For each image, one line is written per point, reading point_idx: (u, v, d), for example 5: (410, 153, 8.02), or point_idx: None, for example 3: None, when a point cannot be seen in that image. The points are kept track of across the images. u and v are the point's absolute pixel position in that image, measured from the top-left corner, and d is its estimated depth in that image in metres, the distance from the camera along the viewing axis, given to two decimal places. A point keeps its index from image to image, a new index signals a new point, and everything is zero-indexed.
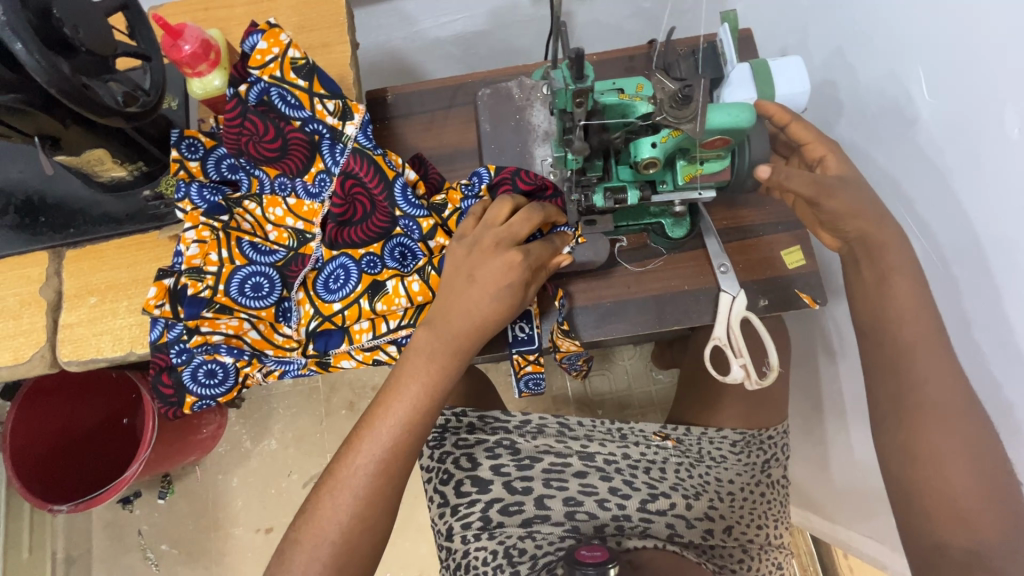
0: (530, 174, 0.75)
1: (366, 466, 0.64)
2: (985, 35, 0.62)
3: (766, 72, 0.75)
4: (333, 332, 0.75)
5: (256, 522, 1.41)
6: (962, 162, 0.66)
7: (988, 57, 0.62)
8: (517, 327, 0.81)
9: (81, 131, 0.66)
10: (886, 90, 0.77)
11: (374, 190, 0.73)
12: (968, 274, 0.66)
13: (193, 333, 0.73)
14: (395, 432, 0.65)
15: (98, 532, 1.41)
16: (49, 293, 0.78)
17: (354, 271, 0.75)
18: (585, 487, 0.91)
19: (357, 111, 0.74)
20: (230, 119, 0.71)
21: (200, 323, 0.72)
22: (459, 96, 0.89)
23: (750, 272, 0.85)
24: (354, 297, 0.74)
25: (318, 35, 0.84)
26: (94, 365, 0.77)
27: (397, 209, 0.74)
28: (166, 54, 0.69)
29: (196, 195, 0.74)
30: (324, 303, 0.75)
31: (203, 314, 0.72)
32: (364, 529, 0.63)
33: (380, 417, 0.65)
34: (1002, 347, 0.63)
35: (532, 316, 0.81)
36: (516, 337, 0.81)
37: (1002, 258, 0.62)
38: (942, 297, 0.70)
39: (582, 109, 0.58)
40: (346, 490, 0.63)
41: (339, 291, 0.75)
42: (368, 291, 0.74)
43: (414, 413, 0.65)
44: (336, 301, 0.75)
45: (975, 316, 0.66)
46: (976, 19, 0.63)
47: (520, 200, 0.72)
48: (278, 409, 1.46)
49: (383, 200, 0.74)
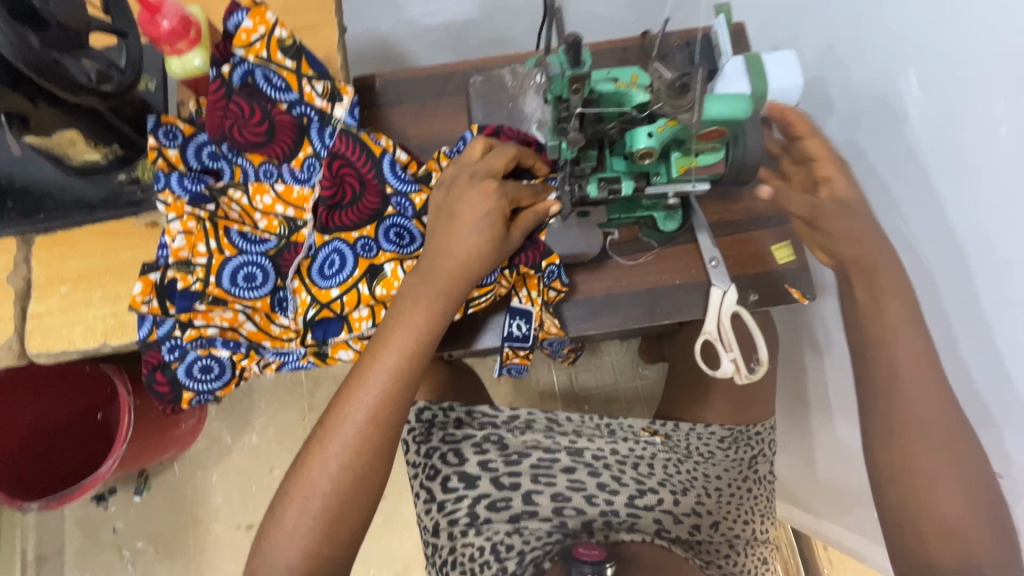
0: (513, 130, 0.77)
1: (346, 452, 0.61)
2: (961, 33, 0.65)
3: (759, 65, 0.72)
4: (331, 321, 0.73)
5: (236, 519, 1.38)
6: (945, 165, 0.69)
7: (982, 54, 0.63)
8: (514, 323, 0.79)
9: (50, 110, 0.63)
10: (874, 89, 0.79)
11: (363, 169, 0.72)
12: (944, 269, 0.71)
13: (186, 327, 0.70)
14: (378, 412, 0.62)
15: (71, 530, 1.36)
16: (18, 282, 0.74)
17: (350, 256, 0.72)
18: (573, 483, 0.90)
19: (345, 93, 0.73)
20: (214, 101, 0.69)
21: (193, 316, 0.70)
22: (450, 83, 0.87)
23: (741, 267, 0.85)
24: (352, 283, 0.72)
25: (305, 17, 0.81)
26: (65, 357, 0.74)
27: (387, 187, 0.73)
28: (143, 30, 0.65)
29: (177, 184, 0.71)
30: (321, 290, 0.72)
31: (196, 307, 0.69)
32: (347, 517, 0.60)
33: (362, 395, 0.62)
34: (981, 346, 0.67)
35: (532, 316, 0.79)
36: (511, 333, 0.79)
37: (979, 252, 0.66)
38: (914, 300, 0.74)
39: (578, 96, 0.57)
40: (324, 476, 0.60)
41: (336, 277, 0.72)
42: (366, 275, 0.72)
43: (399, 386, 0.63)
44: (333, 287, 0.72)
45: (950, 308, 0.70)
46: (950, 19, 0.66)
47: (495, 140, 0.72)
48: (259, 403, 1.43)
49: (372, 179, 0.73)
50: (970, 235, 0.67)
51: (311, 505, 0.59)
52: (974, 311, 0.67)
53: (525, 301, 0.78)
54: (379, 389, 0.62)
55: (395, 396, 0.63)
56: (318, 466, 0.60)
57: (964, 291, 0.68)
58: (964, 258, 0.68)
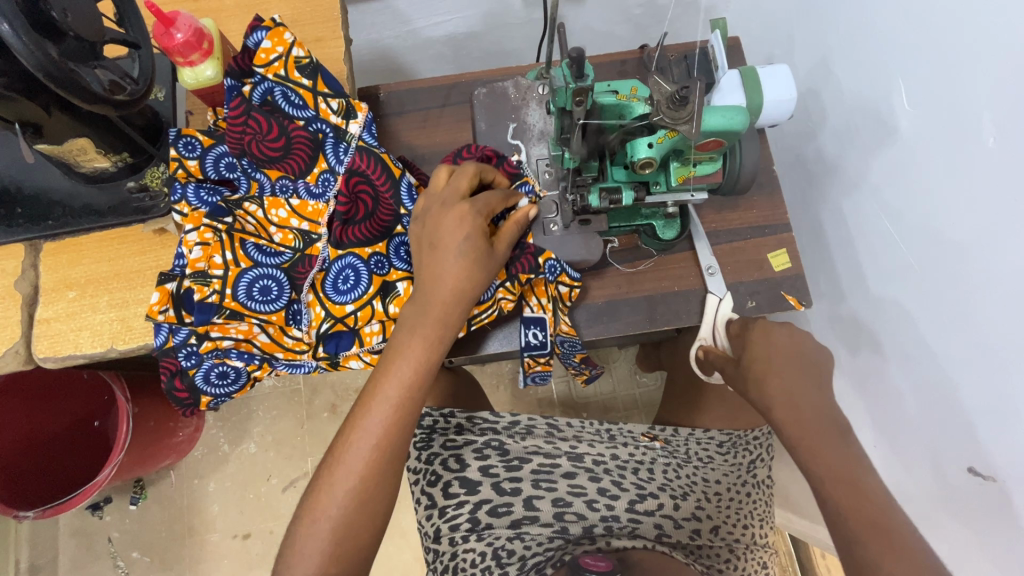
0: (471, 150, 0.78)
1: (363, 456, 0.62)
2: (959, 47, 0.68)
3: (754, 78, 0.75)
4: (344, 334, 0.75)
5: (233, 528, 1.37)
6: (941, 172, 0.71)
7: (957, 67, 0.68)
8: (530, 332, 0.80)
9: (63, 118, 0.64)
10: (867, 104, 0.82)
11: (380, 187, 0.73)
12: (939, 270, 0.73)
13: (204, 338, 0.72)
14: (393, 417, 0.63)
15: (65, 540, 1.35)
16: (25, 287, 0.75)
17: (364, 272, 0.74)
18: (573, 488, 0.91)
19: (360, 110, 0.74)
20: (233, 117, 0.70)
21: (211, 328, 0.71)
22: (453, 95, 0.89)
23: (739, 274, 0.86)
24: (366, 300, 0.74)
25: (311, 29, 0.83)
26: (70, 362, 0.75)
27: (401, 208, 0.73)
28: (157, 41, 0.67)
29: (194, 196, 0.72)
30: (335, 305, 0.74)
31: (213, 320, 0.70)
32: (364, 520, 0.62)
33: (377, 400, 0.63)
34: (972, 344, 0.69)
35: (546, 323, 0.80)
36: (528, 342, 0.80)
37: (958, 253, 0.70)
38: (908, 299, 0.78)
39: (581, 108, 0.59)
40: (341, 479, 0.61)
41: (351, 293, 0.74)
42: (379, 292, 0.74)
43: (412, 391, 0.64)
44: (348, 302, 0.74)
45: (937, 305, 0.74)
46: (948, 34, 0.69)
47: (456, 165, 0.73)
48: (257, 411, 1.42)
49: (388, 198, 0.73)
50: (947, 241, 0.72)
51: (329, 508, 0.60)
52: (969, 306, 0.69)
53: (538, 309, 0.80)
54: (392, 395, 0.63)
55: (409, 401, 0.64)
56: (337, 471, 0.62)
57: (950, 288, 0.72)
58: (965, 269, 0.70)
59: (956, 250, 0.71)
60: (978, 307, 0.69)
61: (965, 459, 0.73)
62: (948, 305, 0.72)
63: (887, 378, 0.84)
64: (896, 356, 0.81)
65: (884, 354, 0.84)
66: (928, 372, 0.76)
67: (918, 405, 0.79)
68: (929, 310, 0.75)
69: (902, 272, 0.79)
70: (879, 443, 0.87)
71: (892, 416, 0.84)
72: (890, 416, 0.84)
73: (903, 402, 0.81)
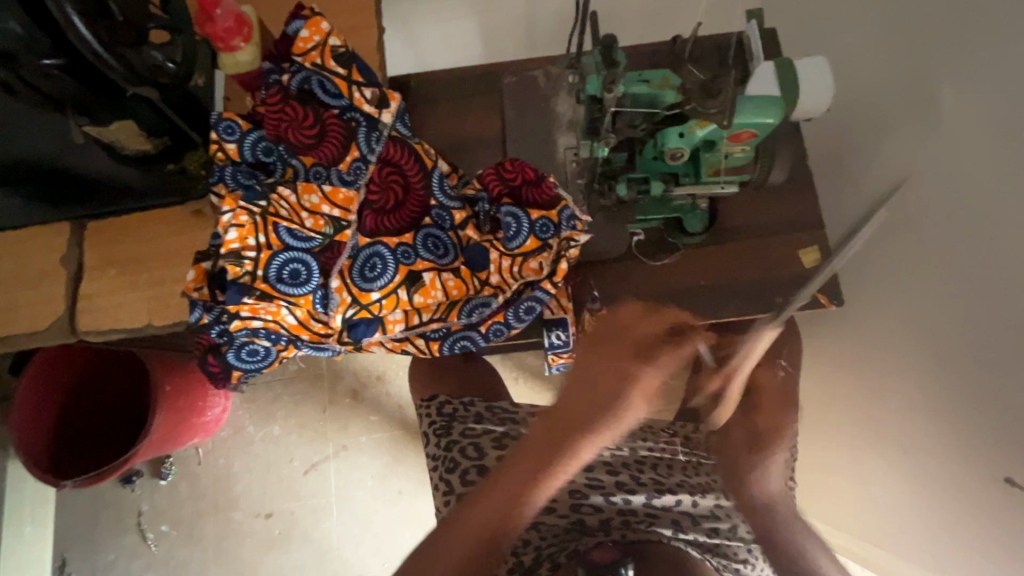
0: (512, 165, 0.78)
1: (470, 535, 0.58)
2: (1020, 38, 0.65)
3: (790, 71, 0.73)
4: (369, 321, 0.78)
5: (256, 507, 1.41)
6: (990, 168, 0.69)
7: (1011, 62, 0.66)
8: (553, 334, 0.81)
9: (102, 100, 0.67)
10: (914, 96, 0.79)
11: (411, 177, 0.79)
12: (983, 273, 0.70)
13: (233, 317, 0.71)
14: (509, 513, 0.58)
15: (97, 510, 1.41)
16: (70, 264, 0.80)
17: (391, 261, 0.78)
18: (592, 480, 0.85)
19: (392, 99, 0.76)
20: (271, 104, 0.74)
21: (240, 308, 0.71)
22: (484, 85, 0.89)
23: (767, 270, 0.84)
24: (392, 288, 0.78)
25: (347, 18, 0.84)
26: (110, 336, 0.79)
27: (432, 199, 0.79)
28: (201, 27, 0.70)
29: (230, 179, 0.73)
30: (361, 291, 0.77)
31: (246, 300, 0.71)
32: None
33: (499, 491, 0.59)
34: (1015, 347, 0.66)
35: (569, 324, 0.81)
36: (552, 343, 0.81)
37: (996, 257, 0.68)
38: (948, 300, 0.75)
39: (612, 95, 0.60)
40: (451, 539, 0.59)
41: (376, 281, 0.77)
42: (405, 281, 0.79)
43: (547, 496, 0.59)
44: (374, 290, 0.77)
45: (978, 307, 0.71)
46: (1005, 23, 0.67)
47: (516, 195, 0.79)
48: (282, 395, 1.45)
49: (419, 189, 0.79)
50: (988, 240, 0.69)
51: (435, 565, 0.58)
52: (1009, 308, 0.67)
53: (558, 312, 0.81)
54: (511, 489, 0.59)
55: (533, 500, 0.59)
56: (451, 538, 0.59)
57: (991, 290, 0.69)
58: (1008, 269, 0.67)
59: (996, 253, 0.68)
60: (1004, 313, 0.68)
61: (1003, 469, 0.70)
62: (994, 307, 0.69)
63: (914, 385, 0.81)
64: (925, 362, 0.79)
65: (919, 357, 0.80)
66: (960, 379, 0.74)
67: (946, 416, 0.76)
68: (978, 310, 0.71)
69: (940, 272, 0.76)
70: (903, 453, 0.84)
71: (916, 426, 0.81)
72: (913, 422, 0.82)
73: (933, 409, 0.78)
